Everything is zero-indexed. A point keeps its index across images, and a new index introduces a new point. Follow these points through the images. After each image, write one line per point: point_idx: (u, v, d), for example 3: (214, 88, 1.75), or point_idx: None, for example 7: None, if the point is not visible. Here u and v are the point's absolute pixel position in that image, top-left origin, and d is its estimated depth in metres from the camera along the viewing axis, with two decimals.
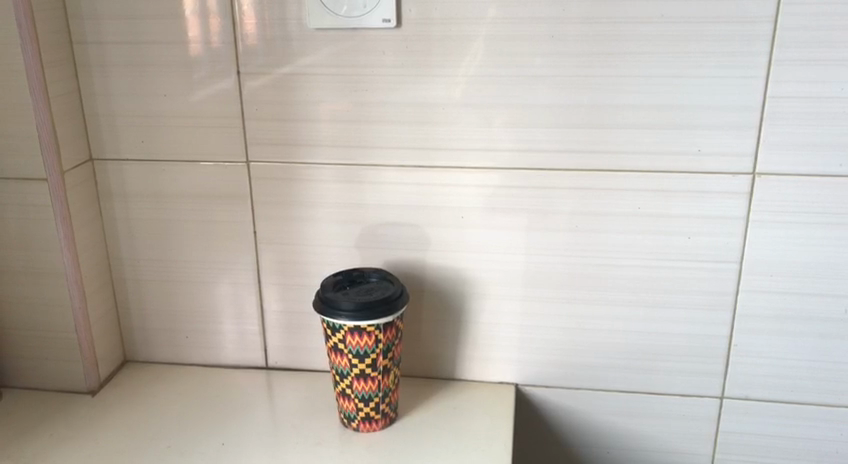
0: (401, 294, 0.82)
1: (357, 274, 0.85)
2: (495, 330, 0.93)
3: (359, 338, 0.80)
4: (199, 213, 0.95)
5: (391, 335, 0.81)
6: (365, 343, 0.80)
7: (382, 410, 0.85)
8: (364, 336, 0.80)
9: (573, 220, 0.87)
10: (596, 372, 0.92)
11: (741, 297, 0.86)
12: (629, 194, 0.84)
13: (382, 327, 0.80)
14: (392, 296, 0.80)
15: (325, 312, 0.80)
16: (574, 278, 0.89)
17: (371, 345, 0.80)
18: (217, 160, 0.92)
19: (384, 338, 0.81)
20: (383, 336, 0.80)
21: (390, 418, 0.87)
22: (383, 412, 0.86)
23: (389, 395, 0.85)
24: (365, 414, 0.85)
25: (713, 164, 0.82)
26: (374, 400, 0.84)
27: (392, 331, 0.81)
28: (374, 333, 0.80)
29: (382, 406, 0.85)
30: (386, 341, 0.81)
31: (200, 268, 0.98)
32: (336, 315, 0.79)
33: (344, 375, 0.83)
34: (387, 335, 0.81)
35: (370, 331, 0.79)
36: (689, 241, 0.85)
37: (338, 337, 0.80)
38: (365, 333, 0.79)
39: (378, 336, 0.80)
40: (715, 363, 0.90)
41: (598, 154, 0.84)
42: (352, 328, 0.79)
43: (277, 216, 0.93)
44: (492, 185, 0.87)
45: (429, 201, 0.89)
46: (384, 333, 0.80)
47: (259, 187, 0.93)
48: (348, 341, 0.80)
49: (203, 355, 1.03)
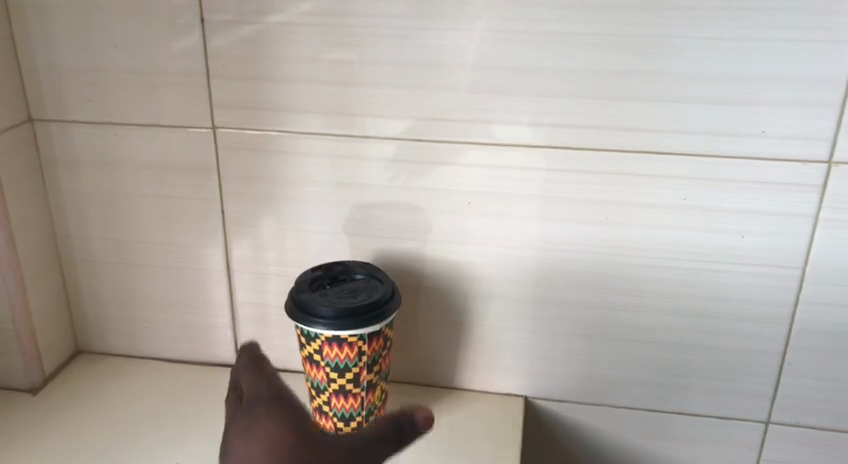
0: (393, 297, 0.68)
1: (339, 270, 0.72)
2: (503, 335, 0.79)
3: (340, 349, 0.66)
4: (157, 188, 0.81)
5: (378, 345, 0.68)
6: (347, 355, 0.67)
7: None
8: (345, 347, 0.66)
9: (600, 210, 0.72)
10: (620, 386, 0.79)
11: (801, 309, 0.72)
12: (673, 182, 0.70)
13: (367, 337, 0.66)
14: (381, 300, 0.66)
15: (298, 318, 0.66)
16: (601, 279, 0.75)
17: (354, 358, 0.67)
18: (178, 126, 0.77)
19: (369, 349, 0.67)
20: (368, 347, 0.67)
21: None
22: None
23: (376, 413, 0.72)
24: None
25: (780, 148, 0.67)
26: (356, 420, 0.70)
27: (380, 340, 0.68)
28: (357, 343, 0.66)
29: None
30: (372, 353, 0.68)
31: (161, 251, 0.84)
32: (312, 322, 0.65)
33: (320, 390, 0.69)
34: (373, 347, 0.67)
35: (352, 341, 0.66)
36: (743, 240, 0.70)
37: (314, 347, 0.67)
38: (347, 343, 0.66)
39: (362, 347, 0.67)
40: (761, 383, 0.76)
41: (639, 131, 0.68)
42: (331, 338, 0.66)
43: (250, 194, 0.79)
44: (506, 165, 0.72)
45: (432, 182, 0.74)
46: (369, 344, 0.67)
47: (227, 160, 0.78)
48: (326, 353, 0.67)
49: (165, 348, 0.89)
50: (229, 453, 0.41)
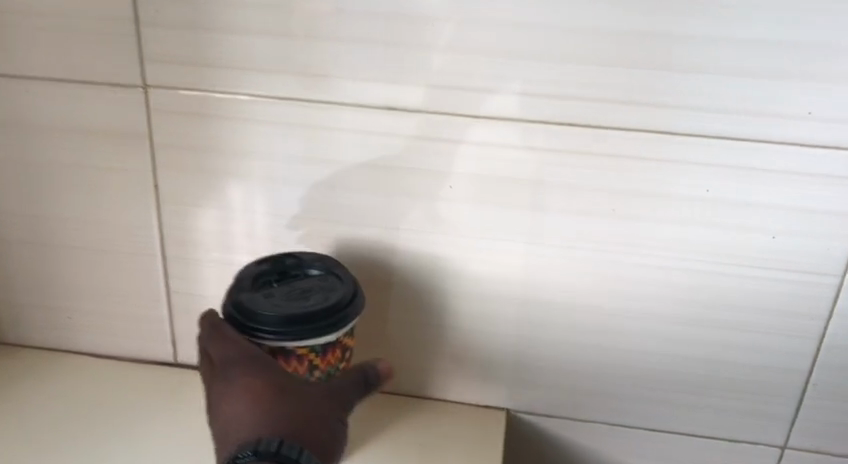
0: (352, 298, 0.59)
1: (290, 262, 0.62)
2: (487, 342, 0.68)
3: (288, 362, 0.57)
4: (79, 155, 0.67)
5: (333, 358, 0.59)
6: (296, 369, 0.58)
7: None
8: (293, 360, 0.57)
9: (608, 200, 0.61)
10: (618, 402, 0.69)
11: (835, 323, 0.62)
12: (696, 169, 0.59)
13: (320, 349, 0.58)
14: (338, 304, 0.57)
15: (239, 326, 0.57)
16: (606, 280, 0.64)
17: (305, 372, 0.58)
18: (103, 82, 0.64)
19: (323, 362, 0.58)
20: (321, 360, 0.58)
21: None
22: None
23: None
24: None
25: (824, 134, 0.56)
26: None
27: (336, 353, 0.59)
28: (308, 355, 0.57)
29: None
30: (326, 367, 0.59)
31: (85, 230, 0.71)
32: (254, 332, 0.56)
33: None
34: (327, 360, 0.59)
35: (302, 353, 0.57)
36: (772, 242, 0.60)
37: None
38: (295, 355, 0.57)
39: (313, 360, 0.58)
40: (781, 404, 0.67)
41: (660, 107, 0.57)
42: (277, 350, 0.57)
43: (191, 167, 0.66)
44: (498, 144, 0.60)
45: (410, 162, 0.62)
46: (323, 356, 0.58)
47: (164, 125, 0.65)
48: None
49: (91, 342, 0.77)
50: (221, 408, 0.54)
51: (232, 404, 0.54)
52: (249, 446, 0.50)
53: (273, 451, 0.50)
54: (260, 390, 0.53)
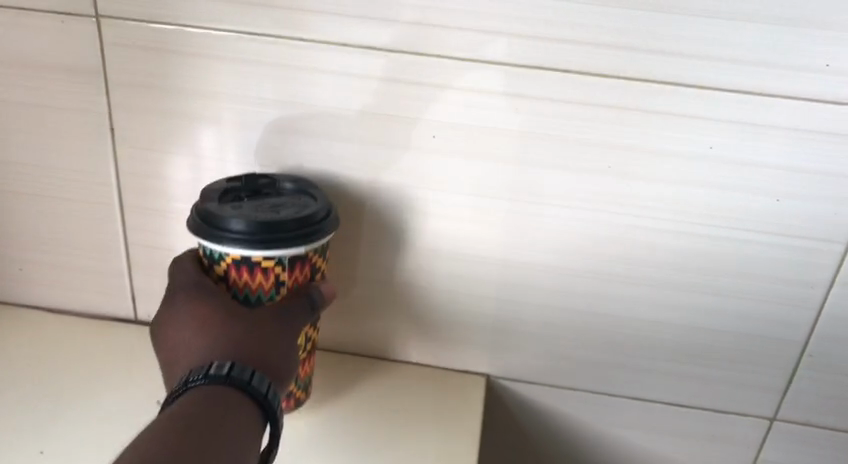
0: (326, 215, 0.54)
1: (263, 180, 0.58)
2: (470, 304, 0.64)
3: (251, 275, 0.53)
4: (25, 92, 0.61)
5: (301, 276, 0.55)
6: (260, 284, 0.53)
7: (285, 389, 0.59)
8: (257, 273, 0.53)
9: (604, 156, 0.57)
10: (602, 370, 0.66)
11: (836, 292, 0.59)
12: (699, 125, 0.55)
13: (287, 262, 0.53)
14: (311, 216, 0.53)
15: (202, 231, 0.52)
16: (599, 243, 0.60)
17: (270, 288, 0.54)
18: (51, 9, 0.58)
19: (290, 278, 0.54)
20: (288, 276, 0.54)
21: (296, 400, 0.60)
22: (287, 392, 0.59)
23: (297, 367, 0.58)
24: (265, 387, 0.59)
25: (841, 89, 0.52)
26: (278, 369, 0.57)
27: (305, 270, 0.55)
28: (273, 268, 0.53)
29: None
30: (293, 285, 0.54)
31: (34, 175, 0.65)
32: (217, 239, 0.51)
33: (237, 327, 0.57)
34: (294, 276, 0.54)
35: (266, 266, 0.53)
36: (776, 205, 0.57)
37: (221, 272, 0.54)
38: (259, 268, 0.53)
39: (279, 275, 0.53)
40: (773, 375, 0.64)
41: (664, 55, 0.53)
42: (240, 260, 0.52)
43: (150, 108, 0.61)
44: (486, 92, 0.55)
45: (391, 110, 0.57)
46: (290, 271, 0.54)
47: (118, 60, 0.59)
48: (234, 280, 0.54)
49: (43, 296, 0.72)
50: (173, 334, 0.53)
51: (181, 331, 0.53)
52: (200, 371, 0.49)
53: (225, 375, 0.48)
54: (210, 315, 0.52)
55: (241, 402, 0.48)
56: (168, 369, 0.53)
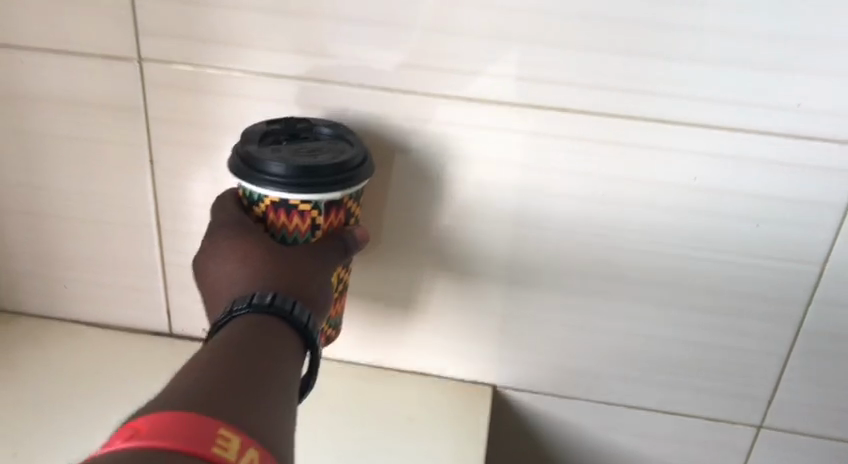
0: (362, 161, 0.57)
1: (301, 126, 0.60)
2: (477, 318, 0.71)
3: (289, 217, 0.56)
4: (73, 127, 0.68)
5: (336, 221, 0.58)
6: (296, 226, 0.56)
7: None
8: (295, 215, 0.56)
9: (598, 185, 0.62)
10: (599, 379, 0.72)
11: (814, 309, 0.65)
12: (684, 158, 0.60)
13: (323, 208, 0.56)
14: (347, 162, 0.55)
15: (242, 173, 0.55)
16: (594, 264, 0.66)
17: (306, 231, 0.57)
18: (97, 54, 0.64)
19: (326, 223, 0.57)
20: (324, 220, 0.57)
21: (326, 338, 0.63)
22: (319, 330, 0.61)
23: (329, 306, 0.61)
24: None
25: (814, 126, 0.57)
26: None
27: (339, 215, 0.58)
28: (310, 212, 0.56)
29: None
30: (328, 228, 0.57)
31: (79, 201, 0.71)
32: (258, 181, 0.54)
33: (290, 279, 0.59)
34: (329, 221, 0.57)
35: (303, 209, 0.55)
36: (756, 230, 0.62)
37: (260, 213, 0.57)
38: (297, 211, 0.56)
39: (315, 218, 0.56)
40: (758, 386, 0.69)
41: (651, 96, 0.58)
42: (278, 202, 0.55)
43: (185, 141, 0.67)
44: (489, 128, 0.61)
45: (405, 145, 0.63)
46: (326, 215, 0.57)
47: (156, 98, 0.65)
48: (272, 220, 0.56)
49: (86, 311, 0.78)
50: (214, 265, 0.56)
51: (222, 263, 0.55)
52: (244, 300, 0.51)
53: (267, 304, 0.51)
54: (250, 248, 0.55)
55: (284, 329, 0.50)
56: (211, 300, 0.55)
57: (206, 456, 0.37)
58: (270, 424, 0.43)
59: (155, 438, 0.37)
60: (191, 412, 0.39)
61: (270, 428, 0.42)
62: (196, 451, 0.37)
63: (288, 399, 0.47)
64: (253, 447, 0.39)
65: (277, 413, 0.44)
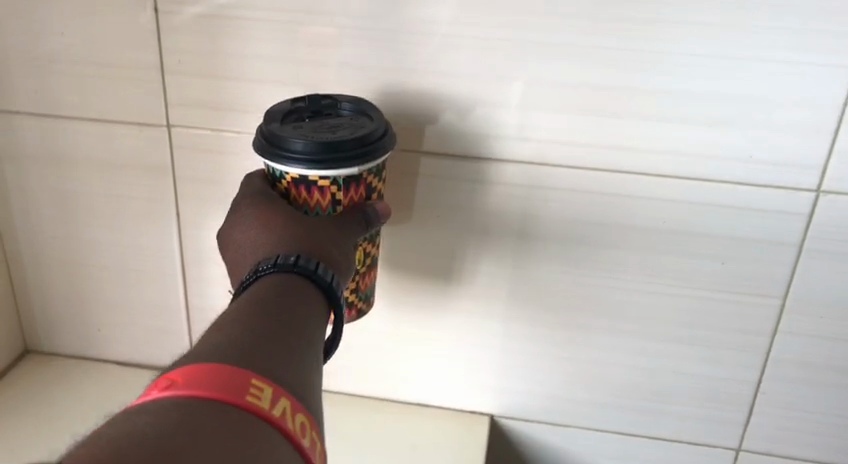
0: (382, 135, 0.60)
1: (326, 103, 0.63)
2: (474, 352, 0.77)
3: (310, 193, 0.59)
4: (108, 186, 0.76)
5: (356, 196, 0.60)
6: (318, 202, 0.59)
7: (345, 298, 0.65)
8: (316, 191, 0.59)
9: (578, 230, 0.70)
10: (588, 407, 0.78)
11: (779, 339, 0.71)
12: (653, 204, 0.68)
13: (342, 184, 0.59)
14: (368, 137, 0.58)
15: (265, 150, 0.58)
16: (578, 300, 0.73)
17: (327, 206, 0.60)
18: (131, 122, 0.72)
19: (346, 198, 0.60)
20: (344, 196, 0.59)
21: (359, 310, 0.67)
22: (348, 302, 0.65)
23: (355, 279, 0.65)
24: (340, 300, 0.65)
25: (765, 175, 0.65)
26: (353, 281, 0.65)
27: (360, 190, 0.60)
28: (330, 188, 0.59)
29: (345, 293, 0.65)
30: (349, 204, 0.60)
31: (112, 251, 0.79)
32: (282, 159, 0.57)
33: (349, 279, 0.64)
34: (349, 196, 0.60)
35: (323, 185, 0.58)
36: (722, 267, 0.69)
37: (284, 188, 0.60)
38: (317, 187, 0.59)
39: (335, 194, 0.59)
40: (734, 411, 0.75)
41: (621, 151, 0.66)
42: (299, 178, 0.58)
43: (207, 196, 0.74)
44: (480, 181, 0.69)
45: (406, 197, 0.71)
46: (346, 191, 0.59)
47: (182, 159, 0.73)
48: (295, 195, 0.60)
49: (116, 351, 0.85)
50: (243, 234, 0.59)
51: (250, 232, 0.59)
52: (269, 261, 0.55)
53: (291, 264, 0.54)
54: (276, 216, 0.58)
55: (308, 288, 0.54)
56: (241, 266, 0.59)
57: (243, 404, 0.41)
58: (298, 376, 0.47)
59: (195, 387, 0.40)
60: (227, 365, 0.43)
61: (298, 379, 0.46)
62: (234, 398, 0.40)
63: (313, 353, 0.51)
64: (284, 397, 0.43)
65: (304, 367, 0.48)
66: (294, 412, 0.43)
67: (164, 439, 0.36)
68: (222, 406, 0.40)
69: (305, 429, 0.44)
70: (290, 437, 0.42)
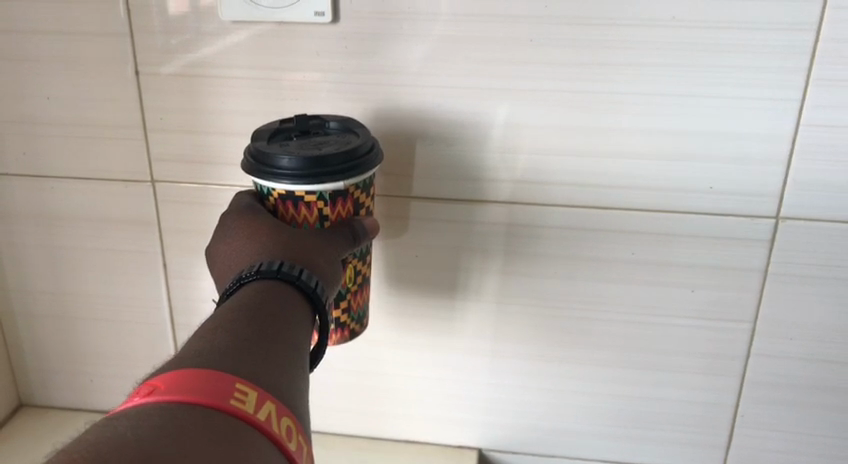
0: (368, 151, 0.60)
1: (314, 123, 0.63)
2: (459, 388, 0.79)
3: (297, 210, 0.59)
4: (97, 240, 0.78)
5: (343, 211, 0.60)
6: (305, 218, 0.60)
7: (337, 319, 0.65)
8: (303, 207, 0.59)
9: (552, 264, 0.72)
10: (573, 437, 0.80)
11: (753, 361, 0.73)
12: (622, 235, 0.70)
13: (328, 198, 0.59)
14: (354, 153, 0.58)
15: (252, 168, 0.58)
16: (557, 332, 0.75)
17: (315, 222, 0.60)
18: (117, 179, 0.75)
19: (333, 213, 0.60)
20: (331, 210, 0.59)
21: (353, 332, 0.66)
22: (340, 323, 0.65)
23: (347, 298, 0.64)
24: (336, 320, 0.65)
25: (727, 205, 0.68)
26: (347, 299, 0.64)
27: (347, 206, 0.60)
28: (316, 204, 0.59)
29: (337, 314, 0.64)
30: (337, 219, 0.60)
31: (102, 303, 0.81)
32: (268, 176, 0.57)
33: (342, 297, 0.64)
34: (337, 211, 0.60)
35: (309, 201, 0.58)
36: (692, 294, 0.71)
37: (272, 206, 0.60)
38: (303, 203, 0.59)
39: (322, 209, 0.59)
40: (715, 434, 0.77)
41: (588, 187, 0.69)
42: (285, 195, 0.59)
43: (193, 247, 0.77)
44: (459, 221, 0.72)
45: (390, 241, 0.73)
46: (333, 206, 0.59)
47: (168, 212, 0.76)
48: (283, 212, 0.60)
49: (109, 401, 0.86)
50: (229, 247, 0.60)
51: (236, 244, 0.59)
52: (253, 268, 0.54)
53: (275, 271, 0.54)
54: (260, 228, 0.58)
55: (291, 294, 0.54)
56: (226, 277, 0.59)
57: (225, 408, 0.40)
58: (283, 381, 0.46)
59: (175, 392, 0.40)
60: (210, 368, 0.43)
61: (282, 383, 0.46)
62: (215, 402, 0.40)
63: (299, 360, 0.50)
64: (269, 402, 0.43)
65: (288, 374, 0.48)
66: (280, 416, 0.43)
67: (138, 441, 0.36)
68: (203, 410, 0.40)
69: (291, 434, 0.43)
70: (275, 440, 0.42)
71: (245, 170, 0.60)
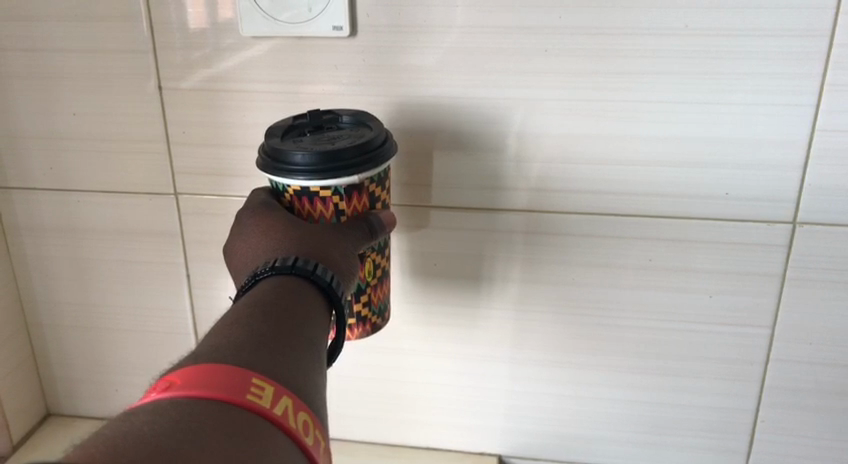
0: (381, 144, 0.60)
1: (328, 118, 0.64)
2: (478, 394, 0.80)
3: (313, 205, 0.60)
4: (122, 252, 0.80)
5: (359, 205, 0.61)
6: (322, 213, 0.61)
7: (359, 313, 0.65)
8: (318, 202, 0.60)
9: (569, 271, 0.73)
10: (592, 442, 0.80)
11: (772, 366, 0.73)
12: (638, 241, 0.71)
13: (344, 192, 0.60)
14: (367, 147, 0.59)
15: (268, 165, 0.59)
16: (575, 338, 0.76)
17: (331, 217, 0.61)
18: (141, 192, 0.77)
19: (349, 207, 0.61)
20: (347, 204, 0.61)
21: (373, 326, 0.67)
22: (362, 317, 0.66)
23: (367, 292, 0.65)
24: (358, 315, 0.65)
25: (743, 211, 0.68)
26: (367, 293, 0.65)
27: (362, 200, 0.61)
28: (332, 198, 0.60)
29: (359, 308, 0.65)
30: (353, 213, 0.61)
31: (127, 313, 0.83)
32: (283, 172, 0.58)
33: (362, 291, 0.65)
34: (352, 206, 0.61)
35: (325, 196, 0.60)
36: (710, 300, 0.72)
37: (288, 202, 0.62)
38: (319, 198, 0.60)
39: (338, 203, 0.60)
40: (735, 440, 0.77)
41: (604, 193, 0.69)
42: (300, 190, 0.60)
43: (215, 258, 0.78)
44: (478, 228, 0.73)
45: (411, 248, 0.74)
46: (349, 200, 0.60)
47: (191, 224, 0.77)
48: (299, 209, 0.61)
49: None
50: (244, 243, 0.61)
51: (251, 241, 0.60)
52: (268, 264, 0.56)
53: (289, 266, 0.55)
54: (275, 224, 0.59)
55: (307, 289, 0.55)
56: (241, 273, 0.60)
57: (242, 403, 0.41)
58: (299, 376, 0.47)
59: (192, 388, 0.41)
60: (226, 365, 0.44)
61: (297, 377, 0.47)
62: (232, 397, 0.41)
63: (315, 354, 0.51)
64: (285, 397, 0.44)
65: (304, 367, 0.49)
66: (297, 411, 0.44)
67: (158, 437, 0.36)
68: (220, 406, 0.40)
69: (308, 429, 0.44)
70: (291, 435, 0.42)
71: (260, 167, 0.61)
